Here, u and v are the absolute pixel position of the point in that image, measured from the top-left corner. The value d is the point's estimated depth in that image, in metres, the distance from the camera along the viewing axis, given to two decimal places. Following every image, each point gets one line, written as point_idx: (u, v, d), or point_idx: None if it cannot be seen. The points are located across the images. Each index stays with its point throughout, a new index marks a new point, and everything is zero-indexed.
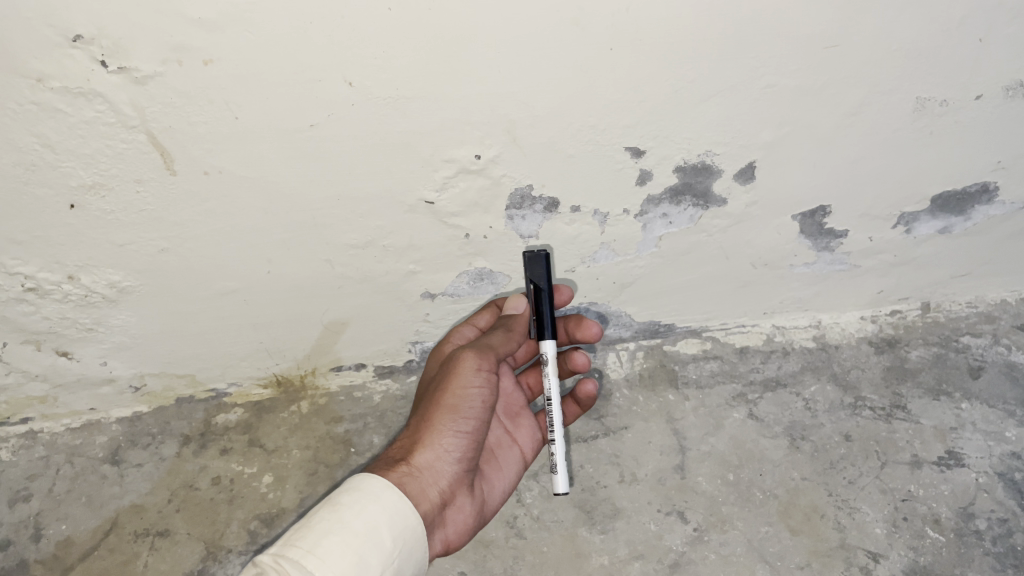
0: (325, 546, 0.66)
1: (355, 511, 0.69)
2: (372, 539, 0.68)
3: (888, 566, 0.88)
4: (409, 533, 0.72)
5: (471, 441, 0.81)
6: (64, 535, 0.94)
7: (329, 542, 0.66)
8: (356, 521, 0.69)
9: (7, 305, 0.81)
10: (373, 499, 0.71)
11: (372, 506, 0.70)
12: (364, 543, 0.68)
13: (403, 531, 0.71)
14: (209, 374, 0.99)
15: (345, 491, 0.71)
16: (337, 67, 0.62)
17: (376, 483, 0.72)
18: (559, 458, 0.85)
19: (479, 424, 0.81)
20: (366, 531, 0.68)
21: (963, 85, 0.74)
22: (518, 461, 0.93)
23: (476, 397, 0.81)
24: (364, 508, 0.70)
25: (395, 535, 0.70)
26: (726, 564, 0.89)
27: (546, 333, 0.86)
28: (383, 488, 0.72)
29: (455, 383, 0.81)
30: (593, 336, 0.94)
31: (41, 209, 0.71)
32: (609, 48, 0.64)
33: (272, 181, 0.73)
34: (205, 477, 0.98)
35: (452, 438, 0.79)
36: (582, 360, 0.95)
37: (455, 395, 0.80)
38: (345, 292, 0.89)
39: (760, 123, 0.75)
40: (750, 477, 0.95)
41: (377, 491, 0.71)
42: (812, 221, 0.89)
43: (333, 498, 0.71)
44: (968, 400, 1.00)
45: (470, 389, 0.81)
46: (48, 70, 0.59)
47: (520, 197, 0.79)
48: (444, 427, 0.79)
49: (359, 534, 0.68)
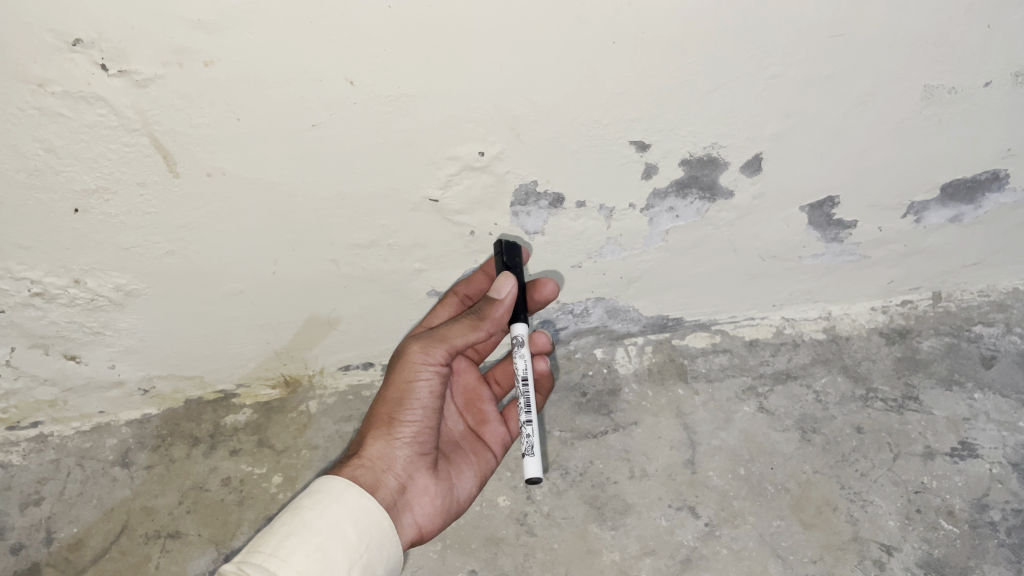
0: (287, 548, 0.66)
1: (317, 512, 0.70)
2: (336, 535, 0.69)
3: (902, 559, 0.86)
4: (375, 529, 0.72)
5: (425, 424, 0.82)
6: (75, 538, 0.93)
7: (291, 543, 0.67)
8: (318, 521, 0.69)
9: (13, 310, 0.81)
10: (335, 499, 0.72)
11: (333, 506, 0.71)
12: (327, 540, 0.68)
13: (368, 528, 0.72)
14: (216, 376, 0.99)
15: (306, 496, 0.72)
16: (338, 66, 0.62)
17: (337, 485, 0.73)
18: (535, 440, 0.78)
19: (432, 408, 0.82)
20: (328, 528, 0.69)
21: (972, 72, 0.73)
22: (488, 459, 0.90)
23: (425, 384, 0.81)
24: (326, 509, 0.71)
25: (360, 531, 0.70)
26: (738, 560, 0.87)
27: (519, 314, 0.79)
28: (344, 488, 0.73)
29: (401, 378, 0.81)
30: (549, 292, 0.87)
31: (45, 214, 0.71)
32: (611, 43, 0.64)
33: (275, 181, 0.72)
34: (215, 478, 0.97)
35: (402, 422, 0.81)
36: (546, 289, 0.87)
37: (399, 386, 0.81)
38: (351, 291, 0.88)
39: (766, 115, 0.74)
40: (762, 471, 0.94)
41: (337, 492, 0.72)
42: (820, 212, 0.89)
43: (296, 505, 0.72)
44: (981, 390, 0.99)
45: (417, 381, 0.80)
46: (47, 74, 0.58)
47: (524, 193, 0.78)
48: (394, 416, 0.80)
49: (320, 532, 0.68)
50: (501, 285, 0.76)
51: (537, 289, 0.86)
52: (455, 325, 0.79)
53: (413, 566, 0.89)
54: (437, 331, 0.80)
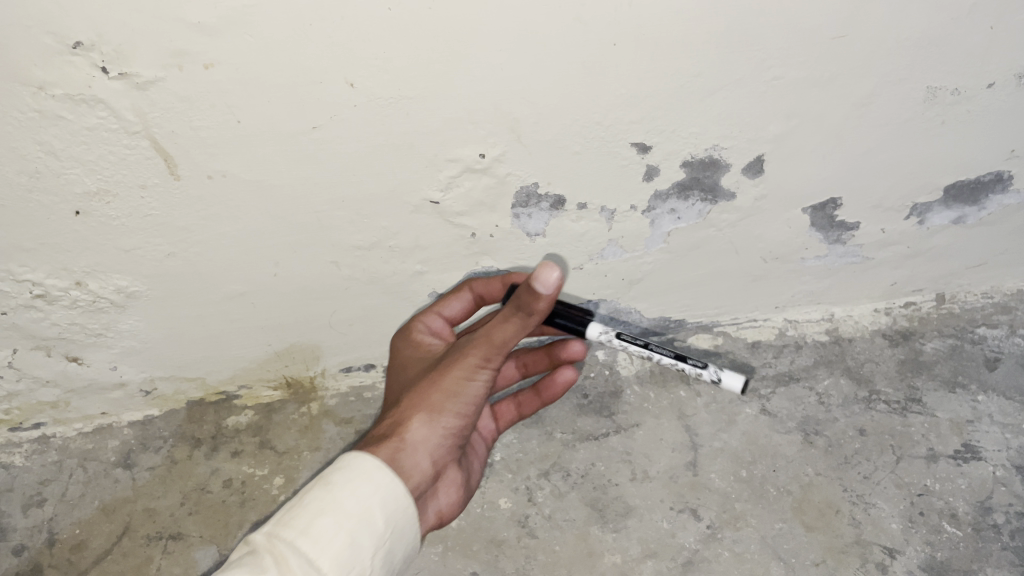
0: (317, 529, 0.62)
1: (348, 490, 0.64)
2: (366, 521, 0.64)
3: (904, 562, 0.86)
4: (406, 510, 0.67)
5: (469, 419, 0.76)
6: (77, 540, 0.93)
7: (321, 524, 0.62)
8: (349, 501, 0.64)
9: (15, 312, 0.81)
10: (367, 477, 0.66)
11: (366, 484, 0.65)
12: (356, 525, 0.63)
13: (398, 511, 0.67)
14: (219, 378, 0.99)
15: (337, 470, 0.66)
16: (337, 68, 0.61)
17: (369, 461, 0.67)
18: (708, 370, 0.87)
19: (479, 406, 0.76)
20: (360, 512, 0.64)
21: (975, 73, 0.72)
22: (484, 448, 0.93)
23: (481, 384, 0.75)
24: (358, 488, 0.65)
25: (388, 517, 0.65)
26: (740, 562, 0.87)
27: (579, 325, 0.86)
28: (377, 466, 0.67)
29: (456, 369, 0.74)
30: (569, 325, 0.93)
31: (46, 216, 0.71)
32: (612, 43, 0.63)
33: (276, 183, 0.72)
34: (216, 480, 0.97)
35: (451, 417, 0.74)
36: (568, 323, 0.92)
37: (456, 380, 0.74)
38: (352, 292, 0.88)
39: (767, 117, 0.74)
40: (764, 473, 0.93)
41: (370, 469, 0.66)
42: (822, 214, 0.88)
43: (326, 477, 0.66)
44: (985, 392, 0.99)
45: (472, 379, 0.74)
46: (48, 77, 0.58)
47: (525, 195, 0.78)
48: (443, 404, 0.74)
49: (351, 515, 0.63)
50: (547, 277, 0.66)
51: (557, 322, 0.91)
52: (508, 325, 0.72)
53: (414, 568, 0.89)
54: (494, 331, 0.73)
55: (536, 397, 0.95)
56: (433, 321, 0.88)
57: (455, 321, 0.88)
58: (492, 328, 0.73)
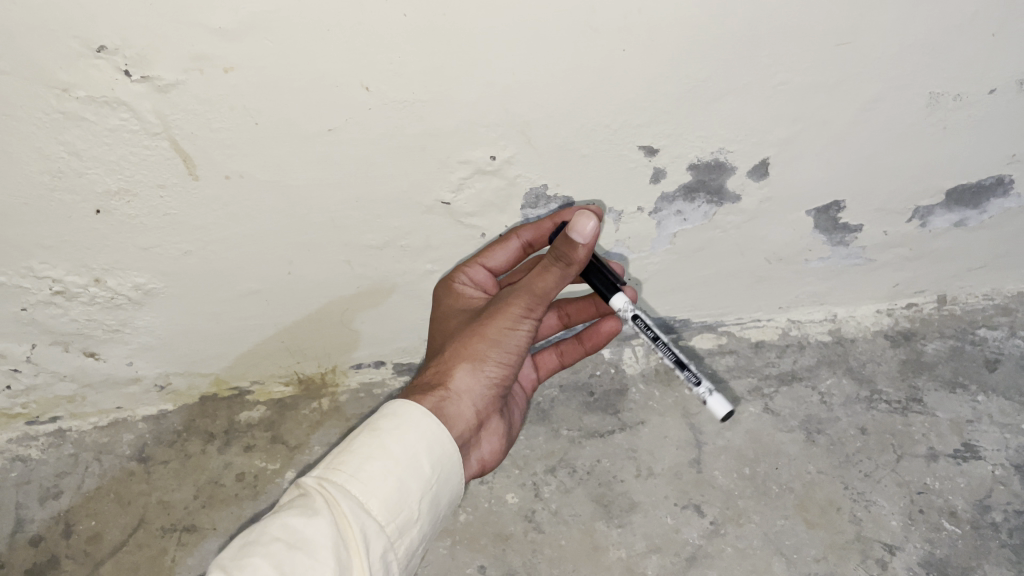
0: (366, 472, 0.62)
1: (395, 437, 0.65)
2: (412, 465, 0.64)
3: (904, 558, 0.88)
4: (449, 458, 0.68)
5: (511, 368, 0.77)
6: (93, 531, 0.94)
7: (370, 468, 0.63)
8: (396, 447, 0.64)
9: (35, 308, 0.83)
10: (411, 425, 0.67)
11: (411, 432, 0.66)
12: (404, 470, 0.64)
13: (442, 459, 0.67)
14: (232, 374, 1.01)
15: (381, 418, 0.67)
16: (354, 73, 0.63)
17: (414, 409, 0.68)
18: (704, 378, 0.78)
19: (522, 356, 0.77)
20: (406, 457, 0.64)
21: (976, 79, 0.74)
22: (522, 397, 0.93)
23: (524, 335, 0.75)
24: (403, 435, 0.66)
25: (434, 463, 0.66)
26: (742, 558, 0.89)
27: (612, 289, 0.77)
28: (421, 415, 0.68)
29: (500, 319, 0.75)
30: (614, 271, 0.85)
31: (68, 215, 0.73)
32: (621, 49, 0.65)
33: (291, 184, 0.74)
34: (229, 473, 0.99)
35: (494, 366, 0.75)
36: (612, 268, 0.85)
37: (499, 330, 0.75)
38: (363, 291, 0.90)
39: (772, 121, 0.75)
40: (766, 471, 0.95)
41: (415, 418, 0.67)
42: (825, 216, 0.90)
43: (371, 426, 0.66)
44: (984, 393, 1.00)
45: (515, 328, 0.75)
46: (73, 80, 0.60)
47: (535, 197, 0.80)
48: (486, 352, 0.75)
49: (399, 459, 0.64)
50: (583, 226, 0.67)
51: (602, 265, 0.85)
52: (548, 275, 0.72)
53: (424, 560, 0.90)
54: (535, 280, 0.73)
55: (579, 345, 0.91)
56: (476, 271, 0.83)
57: (498, 271, 0.84)
58: (533, 277, 0.73)
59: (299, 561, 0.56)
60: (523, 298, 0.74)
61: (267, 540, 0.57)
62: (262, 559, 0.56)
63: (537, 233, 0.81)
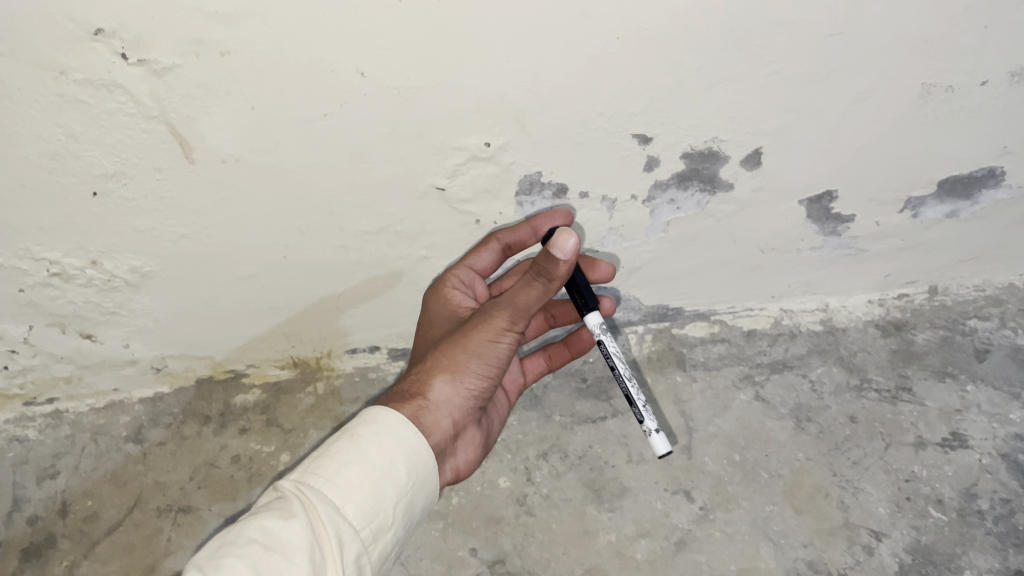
0: (343, 477, 0.63)
1: (372, 443, 0.67)
2: (389, 471, 0.66)
3: (890, 545, 0.89)
4: (423, 466, 0.69)
5: (488, 382, 0.80)
6: (90, 511, 0.96)
7: (347, 472, 0.64)
8: (374, 453, 0.66)
9: (32, 289, 0.84)
10: (389, 432, 0.68)
11: (388, 439, 0.67)
12: (380, 475, 0.65)
13: (417, 466, 0.69)
14: (228, 357, 1.02)
15: (360, 424, 0.68)
16: (349, 58, 0.64)
17: (392, 416, 0.69)
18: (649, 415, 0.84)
19: (499, 372, 0.81)
20: (383, 464, 0.66)
21: (969, 70, 0.74)
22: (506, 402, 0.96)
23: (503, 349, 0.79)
24: (380, 441, 0.67)
25: (410, 470, 0.67)
26: (731, 542, 0.90)
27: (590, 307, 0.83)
28: (400, 423, 0.69)
29: (482, 332, 0.79)
30: (606, 275, 0.89)
31: (65, 197, 0.74)
32: (615, 37, 0.66)
33: (287, 168, 0.75)
34: (224, 455, 1.00)
35: (472, 378, 0.79)
36: (605, 270, 0.89)
37: (481, 343, 0.79)
38: (359, 276, 0.91)
39: (765, 110, 0.76)
40: (756, 457, 0.96)
41: (393, 424, 0.69)
42: (818, 206, 0.90)
43: (350, 432, 0.68)
44: (973, 382, 1.01)
45: (496, 342, 0.79)
46: (69, 62, 0.61)
47: (529, 183, 0.80)
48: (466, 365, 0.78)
49: (375, 466, 0.65)
50: (564, 243, 0.68)
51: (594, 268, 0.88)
52: (532, 288, 0.74)
53: (416, 543, 0.92)
54: (517, 296, 0.76)
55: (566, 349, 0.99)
56: (466, 275, 0.88)
57: (483, 272, 0.88)
58: (516, 293, 0.76)
59: (276, 562, 0.56)
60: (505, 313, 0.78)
61: (244, 542, 0.57)
62: (239, 559, 0.56)
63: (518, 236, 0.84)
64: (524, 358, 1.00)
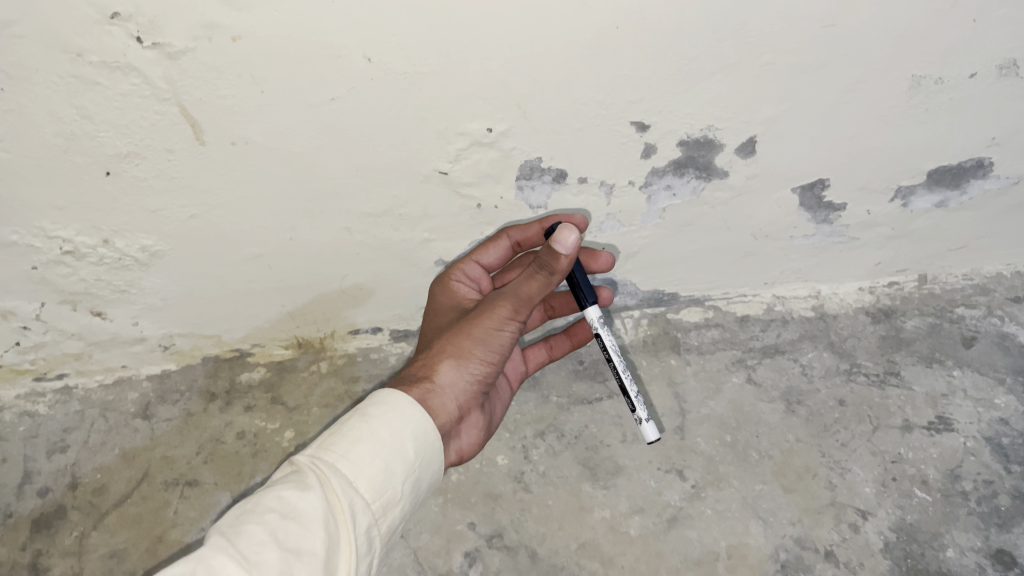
0: (356, 453, 0.66)
1: (383, 422, 0.69)
2: (397, 448, 0.68)
3: (876, 523, 0.92)
4: (429, 444, 0.72)
5: (491, 369, 0.83)
6: (99, 484, 0.98)
7: (359, 449, 0.66)
8: (384, 431, 0.68)
9: (45, 267, 0.86)
10: (397, 412, 0.70)
11: (397, 418, 0.70)
12: (390, 452, 0.67)
13: (425, 445, 0.71)
14: (234, 337, 1.05)
15: (370, 405, 0.71)
16: (357, 44, 0.66)
17: (401, 398, 0.72)
18: (641, 408, 0.90)
19: (502, 359, 0.84)
20: (393, 441, 0.68)
21: (957, 63, 0.77)
22: (507, 392, 0.98)
23: (506, 337, 0.82)
24: (389, 420, 0.69)
25: (417, 448, 0.70)
26: (722, 519, 0.92)
27: (589, 300, 0.86)
28: (407, 404, 0.72)
29: (486, 320, 0.82)
30: (605, 266, 0.93)
31: (79, 176, 0.76)
32: (615, 27, 0.68)
33: (295, 151, 0.77)
34: (230, 432, 1.02)
35: (477, 364, 0.82)
36: (605, 259, 0.92)
37: (485, 330, 0.82)
38: (362, 257, 0.93)
39: (760, 100, 0.78)
40: (747, 438, 0.99)
41: (402, 405, 0.71)
42: (810, 194, 0.93)
43: (359, 412, 0.70)
44: (960, 368, 1.04)
45: (500, 329, 0.82)
46: (86, 45, 0.63)
47: (529, 168, 0.83)
48: (471, 351, 0.81)
49: (385, 443, 0.68)
50: (566, 239, 0.73)
51: (595, 259, 0.92)
52: (534, 280, 0.79)
53: (417, 517, 0.94)
54: (522, 285, 0.80)
55: (567, 339, 1.03)
56: (473, 267, 0.94)
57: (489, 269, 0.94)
58: (520, 284, 0.80)
59: (293, 529, 0.58)
60: (509, 302, 0.81)
61: (262, 510, 0.59)
62: (258, 526, 0.58)
63: (523, 232, 0.90)
64: (525, 349, 1.03)
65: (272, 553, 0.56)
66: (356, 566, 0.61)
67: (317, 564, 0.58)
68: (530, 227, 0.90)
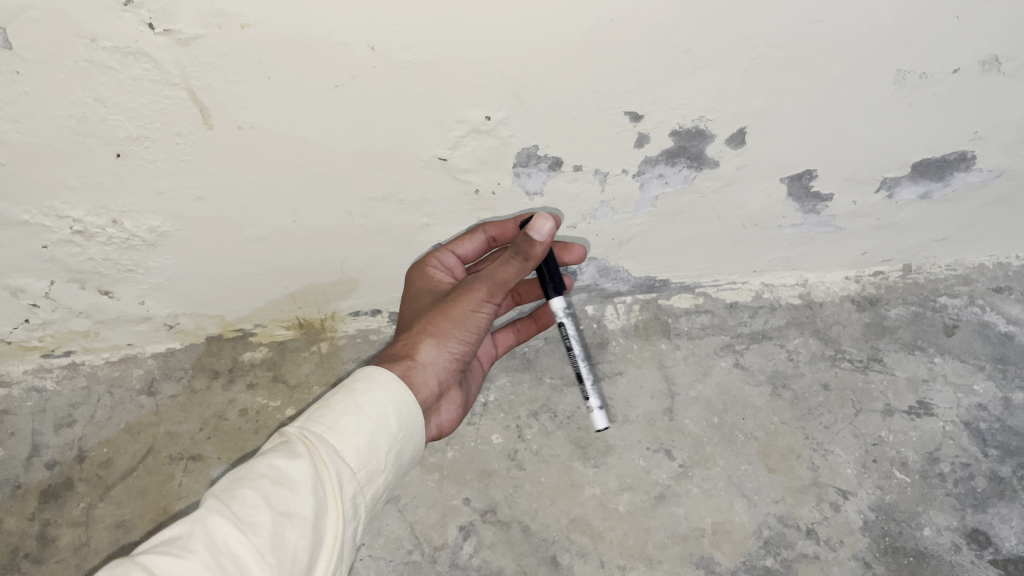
0: (342, 425, 0.68)
1: (368, 397, 0.71)
2: (383, 422, 0.71)
3: (856, 502, 0.95)
4: (412, 420, 0.74)
5: (468, 348, 0.85)
6: (105, 457, 1.01)
7: (346, 421, 0.69)
8: (369, 405, 0.71)
9: (55, 246, 0.89)
10: (383, 387, 0.73)
11: (383, 393, 0.72)
12: (375, 425, 0.70)
13: (408, 420, 0.74)
14: (237, 317, 1.07)
15: (356, 380, 0.73)
16: (362, 33, 0.69)
17: (384, 374, 0.74)
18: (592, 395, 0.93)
19: (479, 338, 0.86)
20: (378, 415, 0.71)
21: (940, 59, 0.80)
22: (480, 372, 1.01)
23: (484, 317, 0.84)
24: (376, 395, 0.72)
25: (401, 423, 0.72)
26: (707, 497, 0.96)
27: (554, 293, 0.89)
28: (392, 380, 0.74)
29: (464, 302, 0.83)
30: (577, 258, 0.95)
31: (90, 158, 0.79)
32: (610, 20, 0.71)
33: (300, 136, 0.80)
34: (233, 409, 1.05)
35: (456, 343, 0.84)
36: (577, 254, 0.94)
37: (464, 311, 0.83)
38: (363, 240, 0.96)
39: (750, 92, 0.81)
40: (734, 420, 1.02)
41: (387, 381, 0.73)
42: (798, 184, 0.96)
43: (346, 387, 0.72)
44: (941, 355, 1.07)
45: (478, 311, 0.83)
46: (100, 30, 0.65)
47: (526, 156, 0.86)
48: (450, 330, 0.83)
49: (370, 416, 0.70)
50: (541, 227, 0.77)
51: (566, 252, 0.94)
52: (509, 265, 0.81)
53: (413, 492, 0.98)
54: (498, 270, 0.82)
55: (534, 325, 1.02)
56: (445, 257, 0.95)
57: (466, 257, 0.95)
58: (496, 267, 0.82)
59: (284, 494, 0.61)
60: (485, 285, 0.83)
61: (255, 476, 0.62)
62: (251, 490, 0.60)
63: (501, 228, 0.93)
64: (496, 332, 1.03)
65: (264, 516, 0.59)
66: (342, 530, 0.64)
67: (306, 526, 0.60)
68: (507, 223, 0.93)
